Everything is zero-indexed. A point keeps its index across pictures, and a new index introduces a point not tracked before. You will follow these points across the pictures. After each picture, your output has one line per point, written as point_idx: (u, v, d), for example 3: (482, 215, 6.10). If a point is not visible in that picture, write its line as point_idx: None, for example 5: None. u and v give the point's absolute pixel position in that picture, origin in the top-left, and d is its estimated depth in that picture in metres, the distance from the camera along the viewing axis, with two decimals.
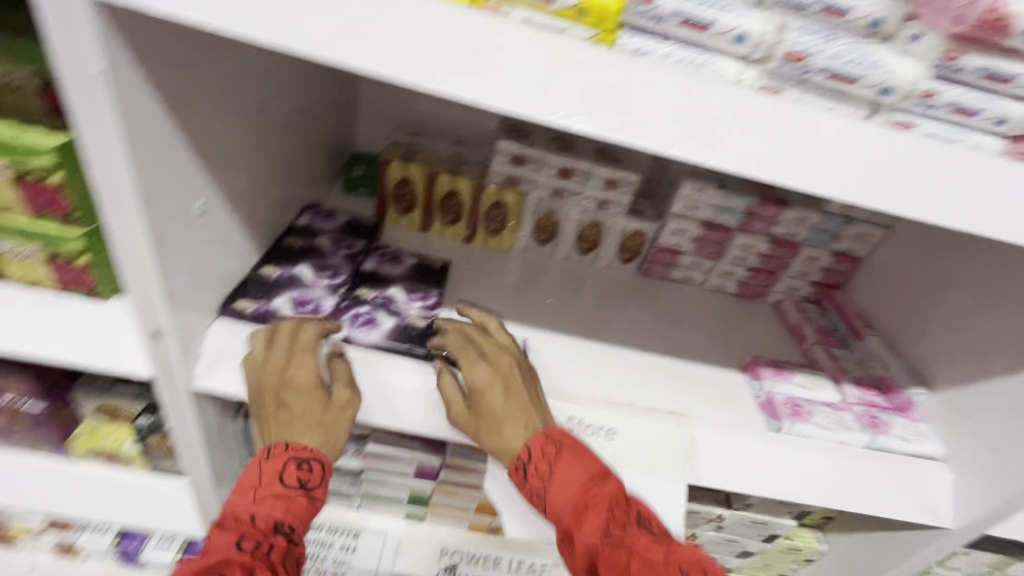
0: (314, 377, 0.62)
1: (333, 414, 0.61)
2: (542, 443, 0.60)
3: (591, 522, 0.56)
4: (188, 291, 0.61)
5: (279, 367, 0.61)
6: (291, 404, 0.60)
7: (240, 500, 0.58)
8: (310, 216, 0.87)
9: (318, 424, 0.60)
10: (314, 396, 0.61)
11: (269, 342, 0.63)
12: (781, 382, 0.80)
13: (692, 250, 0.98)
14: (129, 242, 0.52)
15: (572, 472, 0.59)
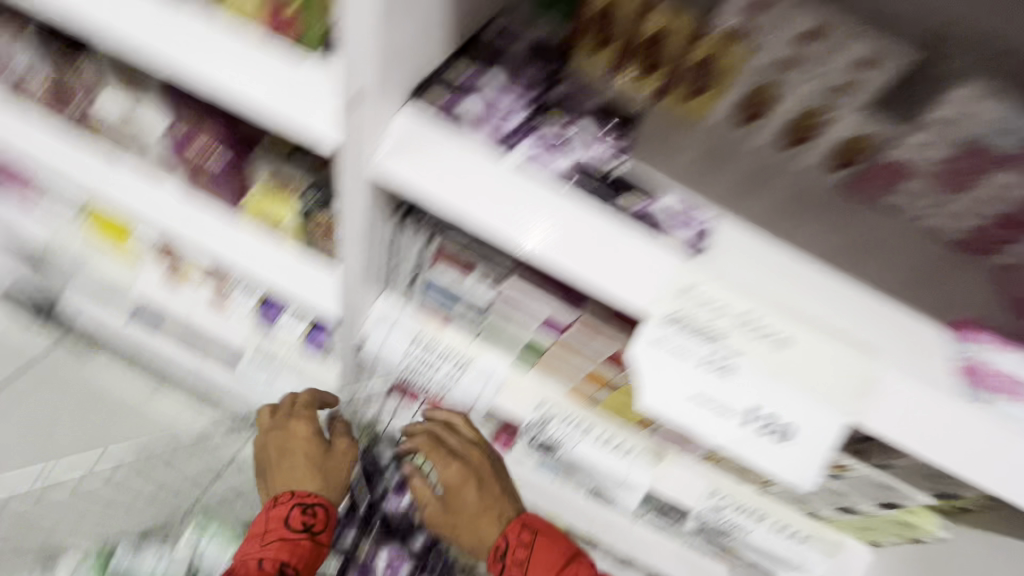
0: (310, 432, 0.96)
1: (332, 459, 0.94)
2: (518, 528, 0.86)
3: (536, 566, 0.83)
4: (394, 57, 0.57)
5: (285, 419, 0.97)
6: (288, 455, 0.93)
7: (254, 546, 0.85)
8: (492, 32, 0.80)
9: (323, 471, 0.93)
10: (309, 441, 0.94)
11: (286, 405, 0.99)
12: (1002, 351, 0.60)
13: (929, 178, 0.71)
14: None
15: (539, 553, 0.84)
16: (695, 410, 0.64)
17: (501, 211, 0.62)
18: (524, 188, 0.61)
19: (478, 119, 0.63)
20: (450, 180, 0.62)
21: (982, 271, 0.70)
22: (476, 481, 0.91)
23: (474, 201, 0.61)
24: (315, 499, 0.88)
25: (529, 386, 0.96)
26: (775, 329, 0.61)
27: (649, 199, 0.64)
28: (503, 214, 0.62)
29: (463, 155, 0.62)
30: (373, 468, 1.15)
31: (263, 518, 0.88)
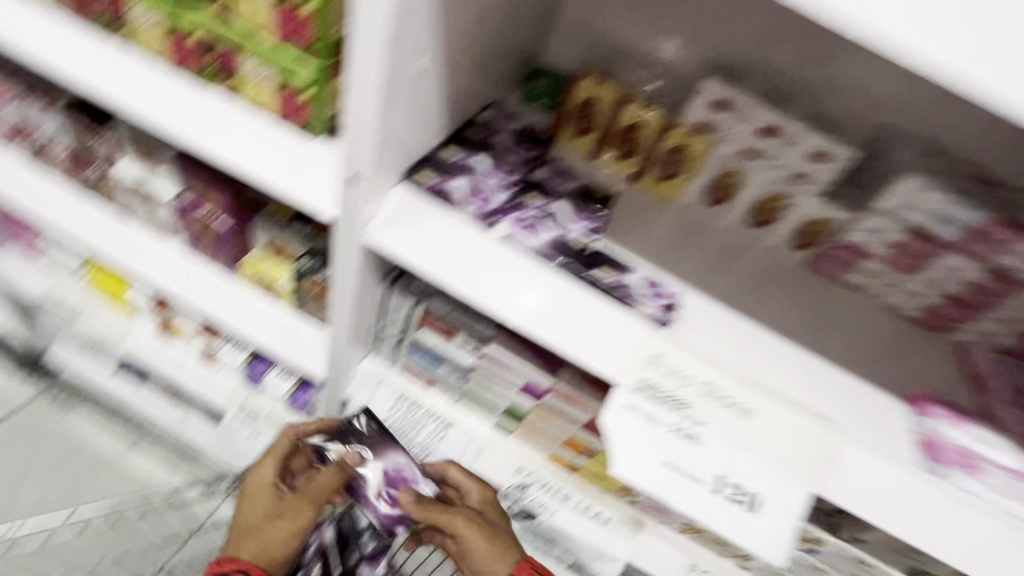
0: (273, 482, 0.91)
1: (271, 524, 0.87)
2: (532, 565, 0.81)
3: None
4: (392, 151, 0.64)
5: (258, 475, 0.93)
6: (248, 514, 0.89)
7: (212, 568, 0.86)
8: (493, 113, 0.87)
9: (266, 527, 0.87)
10: (268, 492, 0.90)
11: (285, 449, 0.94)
12: (953, 428, 0.69)
13: (883, 257, 0.86)
14: (365, 81, 0.55)
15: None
16: (670, 476, 0.67)
17: (483, 286, 0.66)
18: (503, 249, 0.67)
19: (464, 198, 0.69)
20: (441, 249, 0.67)
21: (935, 350, 0.89)
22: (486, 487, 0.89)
23: (460, 263, 0.67)
24: (232, 565, 0.84)
25: (510, 452, 0.96)
26: (740, 399, 0.63)
27: (620, 275, 0.69)
28: (481, 287, 0.66)
29: (455, 230, 0.67)
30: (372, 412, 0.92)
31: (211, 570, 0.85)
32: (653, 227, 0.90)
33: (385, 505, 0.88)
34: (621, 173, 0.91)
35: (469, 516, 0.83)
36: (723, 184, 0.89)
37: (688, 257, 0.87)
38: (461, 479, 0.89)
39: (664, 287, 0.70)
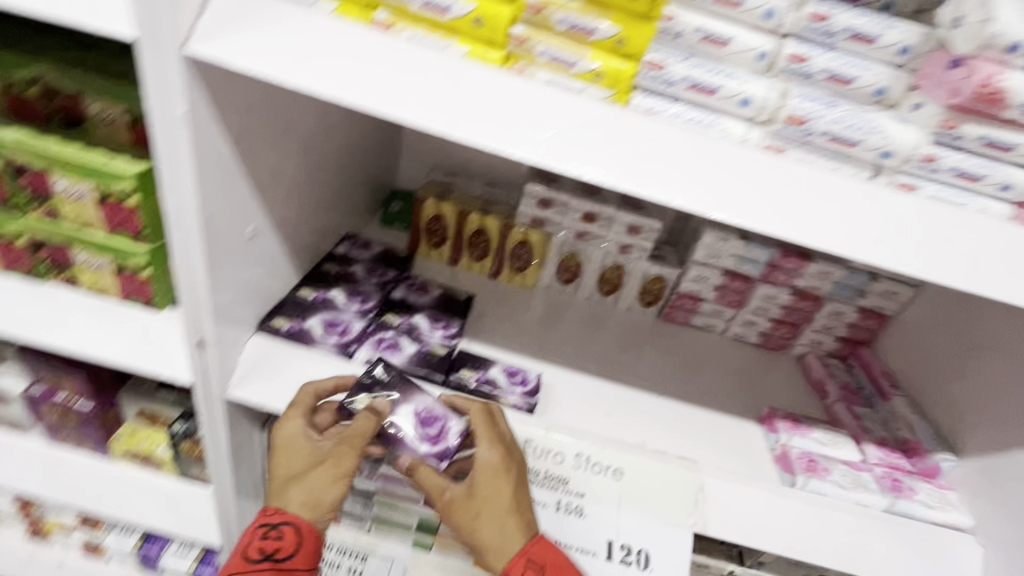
0: (307, 432, 0.64)
1: (315, 474, 0.62)
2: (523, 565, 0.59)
3: None
4: (233, 309, 0.67)
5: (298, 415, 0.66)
6: (279, 462, 0.64)
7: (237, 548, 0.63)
8: (348, 244, 0.93)
9: (306, 478, 0.62)
10: (295, 425, 0.64)
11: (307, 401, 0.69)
12: (798, 436, 0.79)
13: (713, 298, 1.00)
14: (190, 261, 0.58)
15: None
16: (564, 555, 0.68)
17: None
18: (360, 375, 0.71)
19: (323, 333, 0.74)
20: (297, 390, 0.69)
21: (785, 365, 1.02)
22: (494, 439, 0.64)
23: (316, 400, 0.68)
24: (282, 517, 0.62)
25: None
26: (609, 462, 0.70)
27: (482, 372, 0.75)
28: None
29: (315, 368, 0.71)
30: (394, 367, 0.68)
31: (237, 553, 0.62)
32: (520, 308, 0.99)
33: (422, 444, 0.63)
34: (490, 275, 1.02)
35: (465, 505, 0.62)
36: (570, 263, 1.00)
37: (556, 333, 0.95)
38: (476, 438, 0.64)
39: (523, 372, 0.77)
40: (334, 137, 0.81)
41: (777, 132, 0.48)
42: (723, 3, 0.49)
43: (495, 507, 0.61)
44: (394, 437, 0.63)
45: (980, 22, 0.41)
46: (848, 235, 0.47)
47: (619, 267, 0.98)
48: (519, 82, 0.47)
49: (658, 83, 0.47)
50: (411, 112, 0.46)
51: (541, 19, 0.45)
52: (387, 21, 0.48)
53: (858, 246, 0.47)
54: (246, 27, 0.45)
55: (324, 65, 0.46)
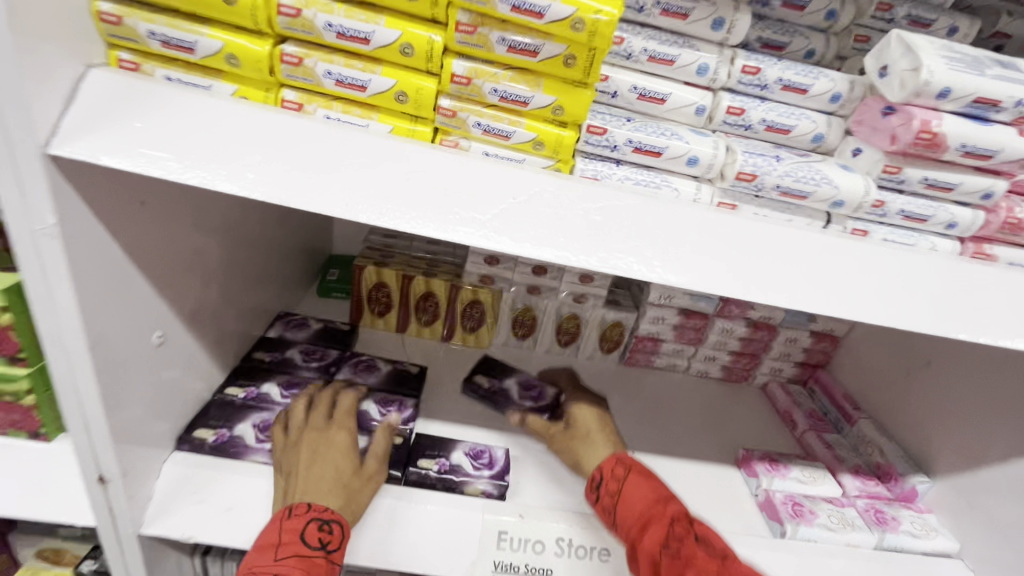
0: (351, 441, 0.62)
1: (359, 483, 0.59)
2: (613, 467, 0.62)
3: (650, 539, 0.56)
4: (144, 428, 0.57)
5: (322, 423, 0.64)
6: (317, 467, 0.58)
7: (263, 555, 0.51)
8: (281, 326, 0.84)
9: (350, 484, 0.58)
10: (340, 432, 0.62)
11: (315, 408, 0.66)
12: (778, 478, 0.77)
13: (672, 337, 0.98)
14: (76, 387, 0.49)
15: (634, 480, 0.60)
16: None
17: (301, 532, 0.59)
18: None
19: (257, 440, 0.64)
20: (227, 516, 0.58)
21: (749, 396, 1.01)
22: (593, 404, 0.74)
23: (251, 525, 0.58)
24: (335, 510, 0.55)
25: None
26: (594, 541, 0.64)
27: (444, 458, 0.68)
28: None
29: (249, 485, 0.60)
30: (503, 364, 0.88)
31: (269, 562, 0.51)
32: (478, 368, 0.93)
33: (482, 472, 0.67)
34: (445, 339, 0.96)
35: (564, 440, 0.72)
36: (526, 318, 0.95)
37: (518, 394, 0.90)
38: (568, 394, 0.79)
39: (487, 452, 0.70)
40: (254, 214, 0.74)
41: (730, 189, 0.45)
42: (658, 61, 0.47)
43: (585, 429, 0.70)
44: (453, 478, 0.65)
45: (911, 70, 0.42)
46: (814, 288, 0.45)
47: (568, 308, 0.93)
48: (453, 157, 0.43)
49: (604, 148, 0.45)
50: (332, 204, 0.40)
51: (470, 89, 0.41)
52: (297, 100, 0.43)
53: (824, 300, 0.45)
54: (124, 119, 0.39)
55: (228, 159, 0.40)
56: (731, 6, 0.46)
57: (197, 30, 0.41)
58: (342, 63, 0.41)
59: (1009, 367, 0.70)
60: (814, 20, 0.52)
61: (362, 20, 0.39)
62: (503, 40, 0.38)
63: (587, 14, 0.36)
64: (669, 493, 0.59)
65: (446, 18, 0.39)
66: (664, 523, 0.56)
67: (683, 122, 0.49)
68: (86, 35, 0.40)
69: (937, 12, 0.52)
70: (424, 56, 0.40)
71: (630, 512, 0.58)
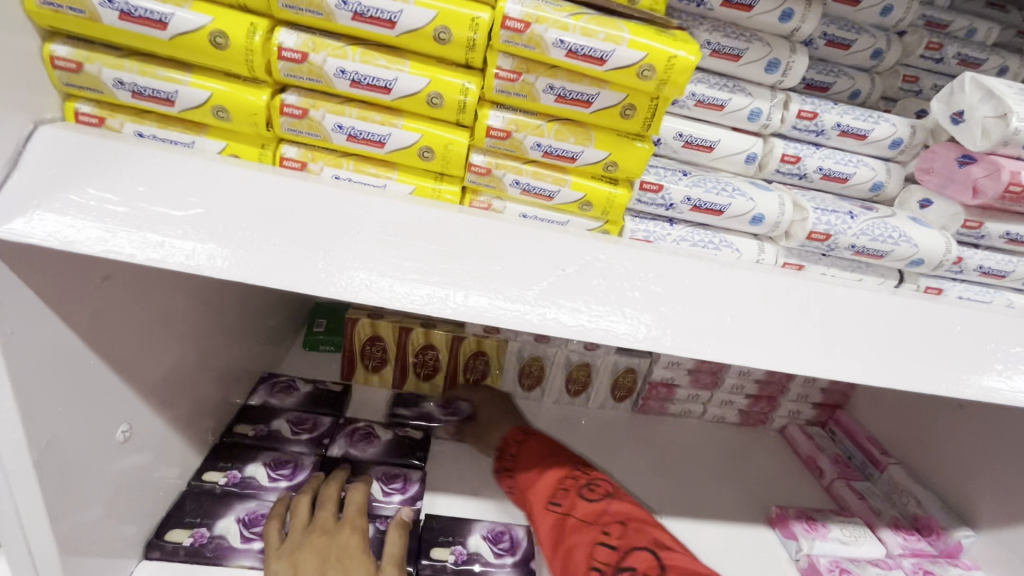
0: (364, 544, 0.54)
1: None
2: (515, 436, 0.75)
3: (539, 488, 0.64)
4: (102, 543, 0.48)
5: (329, 521, 0.56)
6: None
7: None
8: (265, 390, 0.75)
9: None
10: (352, 534, 0.55)
11: (319, 504, 0.57)
12: (819, 540, 0.71)
13: (688, 383, 0.93)
14: (15, 508, 0.39)
15: (533, 443, 0.71)
16: None
17: None
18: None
19: (243, 539, 0.56)
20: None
21: (769, 442, 0.96)
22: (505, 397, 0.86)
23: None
24: None
25: None
26: None
27: (460, 546, 0.60)
28: None
29: None
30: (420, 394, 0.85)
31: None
32: None
33: (503, 561, 0.59)
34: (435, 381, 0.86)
35: (472, 431, 0.79)
36: (533, 367, 0.89)
37: None
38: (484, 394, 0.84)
39: (508, 534, 0.62)
40: None
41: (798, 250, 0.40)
42: (707, 106, 0.42)
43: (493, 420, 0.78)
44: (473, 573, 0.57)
45: (995, 116, 0.38)
46: (905, 357, 0.39)
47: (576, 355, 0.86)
48: (487, 222, 0.36)
49: (659, 206, 0.39)
50: (342, 284, 0.32)
51: (507, 144, 0.35)
52: (300, 158, 0.36)
53: (922, 373, 0.39)
54: (82, 187, 0.31)
55: (213, 231, 0.32)
56: (786, 47, 0.42)
57: (178, 78, 0.34)
58: (355, 115, 0.34)
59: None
60: (860, 60, 0.48)
61: (381, 66, 0.33)
62: (551, 88, 0.33)
63: (657, 60, 0.30)
64: (563, 455, 0.70)
65: (482, 63, 0.33)
66: (555, 474, 0.66)
67: (733, 171, 0.44)
68: (35, 84, 0.33)
69: (985, 52, 0.50)
70: (455, 107, 0.34)
71: (525, 468, 0.69)
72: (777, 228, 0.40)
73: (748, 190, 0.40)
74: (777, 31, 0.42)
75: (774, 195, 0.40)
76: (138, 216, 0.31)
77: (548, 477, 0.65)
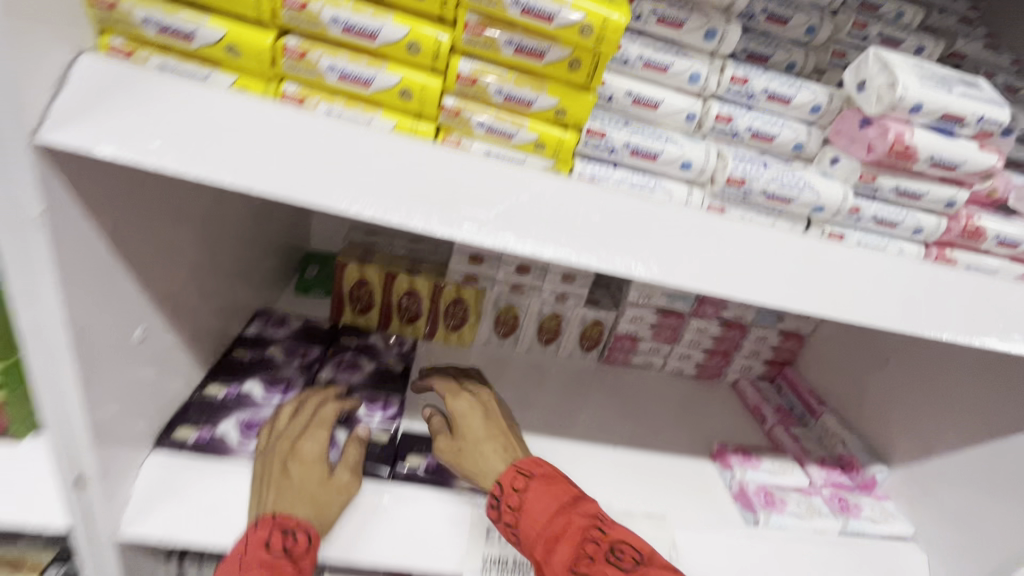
0: (323, 450, 0.62)
1: (330, 494, 0.59)
2: (512, 476, 0.60)
3: (561, 559, 0.54)
4: (121, 431, 0.55)
5: (299, 430, 0.63)
6: (286, 477, 0.58)
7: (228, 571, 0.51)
8: (260, 323, 0.83)
9: (318, 496, 0.58)
10: (314, 441, 0.62)
11: (294, 414, 0.65)
12: (750, 469, 0.81)
13: (650, 336, 1.01)
14: (54, 383, 0.46)
15: (539, 487, 0.58)
16: None
17: None
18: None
19: (240, 439, 0.64)
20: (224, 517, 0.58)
21: (721, 393, 1.05)
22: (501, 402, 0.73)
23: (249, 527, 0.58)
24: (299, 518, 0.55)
25: None
26: None
27: (431, 457, 0.68)
28: None
29: (234, 483, 0.60)
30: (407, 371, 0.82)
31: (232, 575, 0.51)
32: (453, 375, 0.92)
33: None
34: (436, 388, 0.73)
35: (450, 445, 0.66)
36: (508, 316, 0.97)
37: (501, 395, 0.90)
38: (453, 396, 0.70)
39: None
40: (235, 208, 0.72)
41: (719, 193, 0.48)
42: (653, 67, 0.49)
43: (472, 434, 0.65)
44: (442, 475, 0.66)
45: (886, 85, 0.45)
46: (800, 284, 0.48)
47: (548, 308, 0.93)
48: (456, 154, 0.43)
49: (604, 150, 0.47)
50: (336, 196, 0.40)
51: (475, 89, 0.42)
52: (297, 94, 0.42)
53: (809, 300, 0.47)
54: (117, 104, 0.37)
55: (227, 147, 0.39)
56: (722, 19, 0.49)
57: (198, 20, 0.40)
58: (346, 58, 0.41)
59: (953, 357, 0.77)
60: (794, 35, 0.55)
61: (370, 16, 0.39)
62: (511, 41, 0.40)
63: (597, 19, 0.37)
64: (578, 512, 0.56)
65: (454, 17, 0.40)
66: (572, 539, 0.54)
67: (674, 126, 0.51)
68: (76, 17, 0.39)
69: (904, 33, 0.57)
70: (432, 54, 0.40)
71: (534, 531, 0.56)
72: (705, 177, 0.48)
73: (678, 142, 0.48)
74: (716, 4, 0.48)
75: (702, 146, 0.48)
76: (164, 132, 0.38)
77: (564, 541, 0.54)
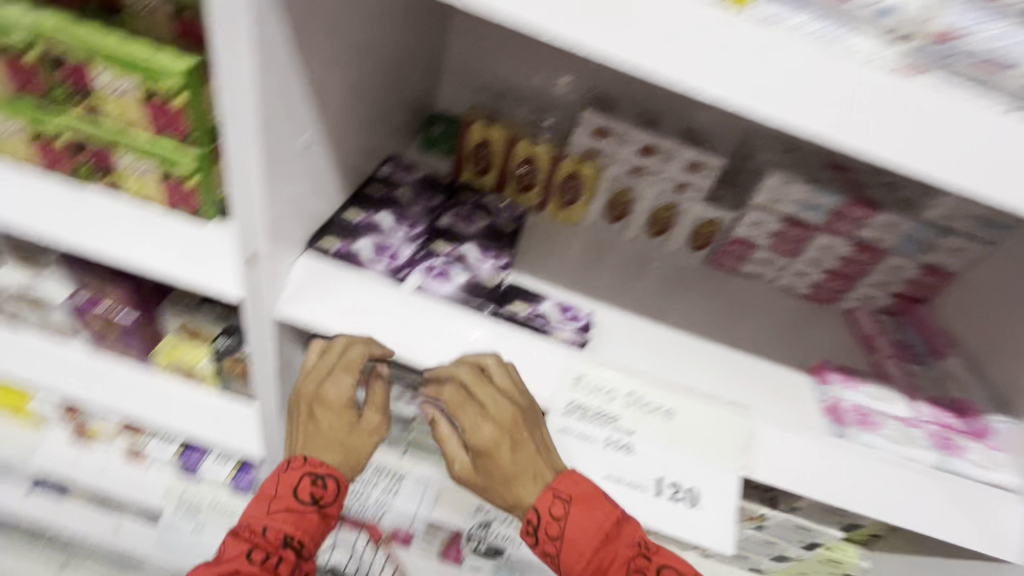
0: (346, 397, 0.67)
1: (357, 438, 0.68)
2: (550, 504, 0.62)
3: None
4: (285, 226, 0.64)
5: (323, 369, 0.67)
6: (314, 428, 0.67)
7: (258, 512, 0.65)
8: (392, 166, 0.89)
9: (347, 438, 0.68)
10: (339, 383, 0.66)
11: (326, 350, 0.68)
12: (851, 389, 0.77)
13: (768, 245, 0.94)
14: (244, 166, 0.55)
15: (577, 515, 0.61)
16: (613, 488, 0.68)
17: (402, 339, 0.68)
18: (394, 304, 0.69)
19: (372, 257, 0.72)
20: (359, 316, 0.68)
21: (834, 318, 0.98)
22: (519, 418, 0.64)
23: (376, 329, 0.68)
24: (326, 467, 0.67)
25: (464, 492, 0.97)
26: (661, 403, 0.68)
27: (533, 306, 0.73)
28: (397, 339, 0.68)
29: (365, 292, 0.69)
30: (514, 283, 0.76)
31: (258, 517, 0.65)
32: (553, 254, 0.94)
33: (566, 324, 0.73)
34: (451, 381, 0.65)
35: (476, 467, 0.66)
36: (620, 200, 0.96)
37: (601, 275, 0.92)
38: (471, 390, 0.64)
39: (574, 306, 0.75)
40: (385, 47, 0.75)
41: (914, 54, 0.43)
42: None
43: (506, 462, 0.64)
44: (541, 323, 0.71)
45: None
46: (985, 170, 0.42)
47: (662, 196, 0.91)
48: None
49: None
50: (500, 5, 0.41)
51: None
52: None
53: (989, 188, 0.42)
54: None
55: None
56: None
57: None
58: None
59: None
60: None
61: None
62: None
63: None
64: (621, 539, 0.62)
65: None
66: (618, 565, 0.61)
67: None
68: None
69: None
70: None
71: (578, 561, 0.61)
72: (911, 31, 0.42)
73: None
74: None
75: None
76: None
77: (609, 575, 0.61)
